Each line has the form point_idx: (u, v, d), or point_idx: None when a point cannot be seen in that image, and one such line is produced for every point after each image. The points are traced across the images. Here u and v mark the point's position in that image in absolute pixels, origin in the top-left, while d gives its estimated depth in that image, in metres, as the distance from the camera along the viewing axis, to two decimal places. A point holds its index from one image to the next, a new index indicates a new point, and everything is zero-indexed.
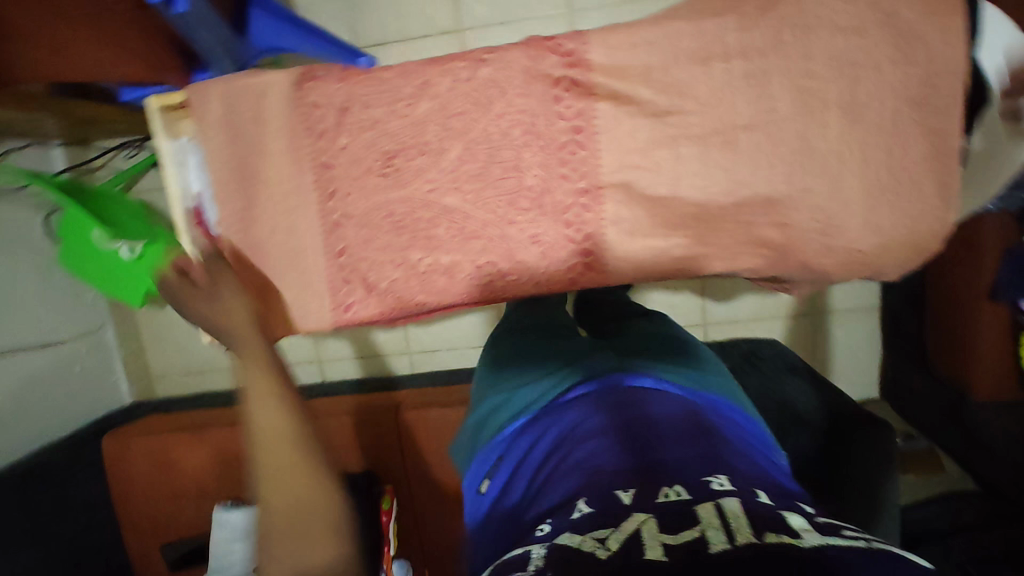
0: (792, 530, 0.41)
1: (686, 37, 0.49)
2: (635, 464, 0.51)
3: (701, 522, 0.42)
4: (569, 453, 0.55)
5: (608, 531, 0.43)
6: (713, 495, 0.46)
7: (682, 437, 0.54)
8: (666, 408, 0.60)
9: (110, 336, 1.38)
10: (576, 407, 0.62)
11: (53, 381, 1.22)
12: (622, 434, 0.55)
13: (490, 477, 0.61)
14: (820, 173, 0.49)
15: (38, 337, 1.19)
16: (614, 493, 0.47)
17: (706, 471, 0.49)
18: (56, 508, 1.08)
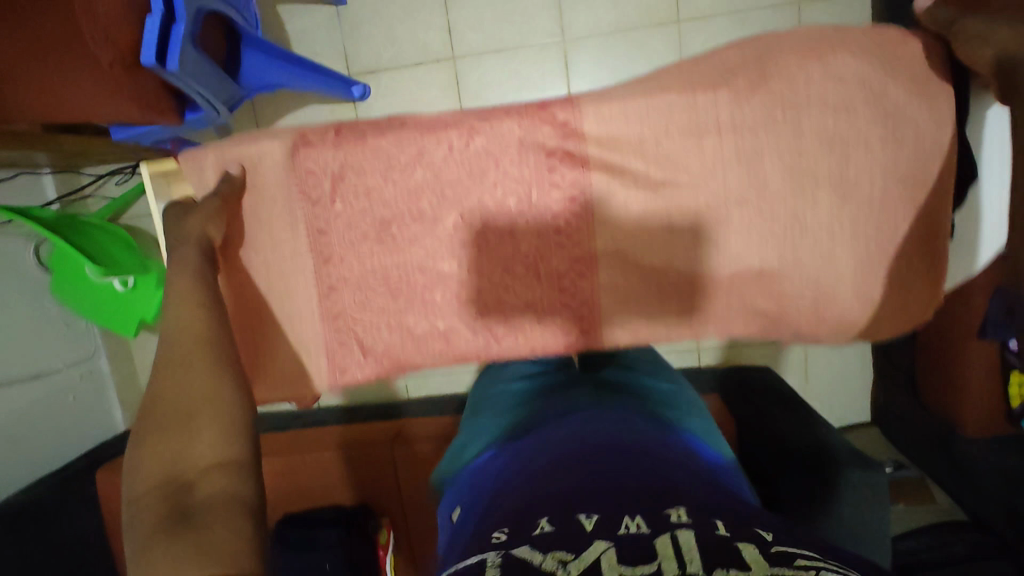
0: (743, 564, 0.40)
1: (679, 111, 0.49)
2: (600, 493, 0.52)
3: (658, 554, 0.42)
4: (539, 480, 0.57)
5: (568, 553, 0.43)
6: (670, 526, 0.46)
7: (649, 473, 0.56)
8: (638, 445, 0.62)
9: (103, 364, 1.37)
10: (555, 441, 0.65)
11: (43, 414, 1.21)
12: (591, 466, 0.57)
13: (466, 506, 0.63)
14: (811, 248, 0.50)
15: (28, 370, 1.18)
16: (577, 518, 0.48)
17: (667, 505, 0.50)
18: (50, 545, 1.08)
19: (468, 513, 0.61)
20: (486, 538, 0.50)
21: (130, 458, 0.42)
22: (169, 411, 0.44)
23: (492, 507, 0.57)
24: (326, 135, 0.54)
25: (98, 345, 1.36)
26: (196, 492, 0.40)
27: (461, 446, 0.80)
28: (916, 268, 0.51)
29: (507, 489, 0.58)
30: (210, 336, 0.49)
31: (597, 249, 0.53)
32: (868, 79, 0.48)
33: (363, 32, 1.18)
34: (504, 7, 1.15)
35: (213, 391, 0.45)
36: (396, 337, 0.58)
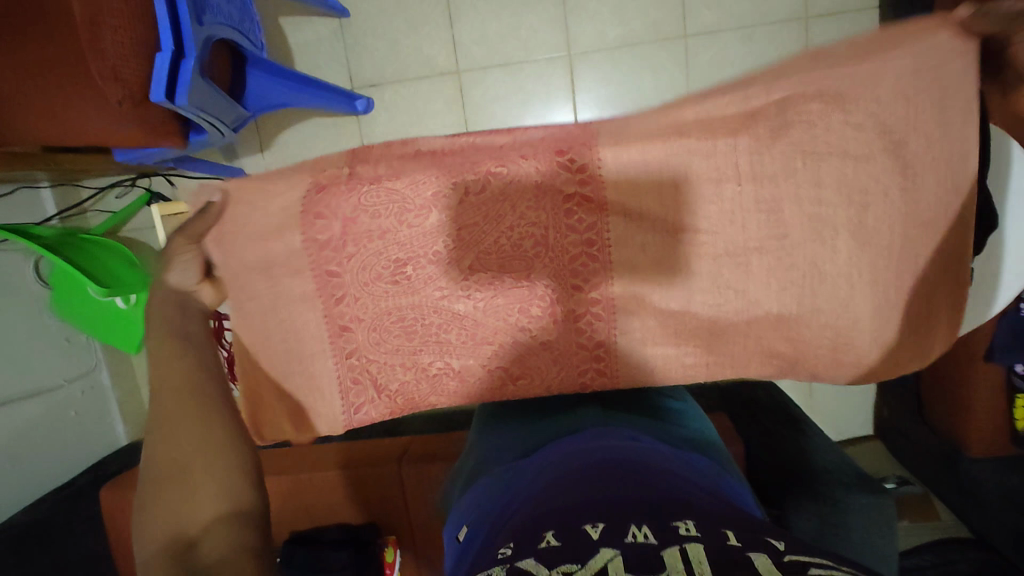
0: (755, 571, 0.35)
1: (698, 158, 0.51)
2: (609, 508, 0.48)
3: (666, 566, 0.37)
4: (546, 499, 0.53)
5: (572, 564, 0.38)
6: (681, 538, 0.41)
7: (660, 489, 0.52)
8: (648, 463, 0.58)
9: (104, 378, 1.36)
10: (564, 460, 0.62)
11: (44, 430, 1.20)
12: (600, 483, 0.54)
13: (472, 531, 0.59)
14: (829, 296, 0.52)
15: (29, 386, 1.18)
16: (582, 530, 0.44)
17: (676, 518, 0.46)
18: (56, 565, 1.07)
19: (475, 538, 0.57)
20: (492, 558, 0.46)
21: (133, 521, 0.38)
22: (162, 469, 0.39)
23: (498, 531, 0.53)
24: (345, 178, 0.56)
25: (97, 360, 1.35)
26: (201, 550, 0.35)
27: (468, 471, 0.77)
28: (933, 313, 0.52)
29: (514, 511, 0.55)
30: (203, 373, 0.44)
31: (614, 291, 0.55)
32: (877, 130, 0.49)
33: (367, 45, 1.17)
34: (509, 19, 1.14)
35: (204, 433, 0.41)
36: (412, 376, 0.60)
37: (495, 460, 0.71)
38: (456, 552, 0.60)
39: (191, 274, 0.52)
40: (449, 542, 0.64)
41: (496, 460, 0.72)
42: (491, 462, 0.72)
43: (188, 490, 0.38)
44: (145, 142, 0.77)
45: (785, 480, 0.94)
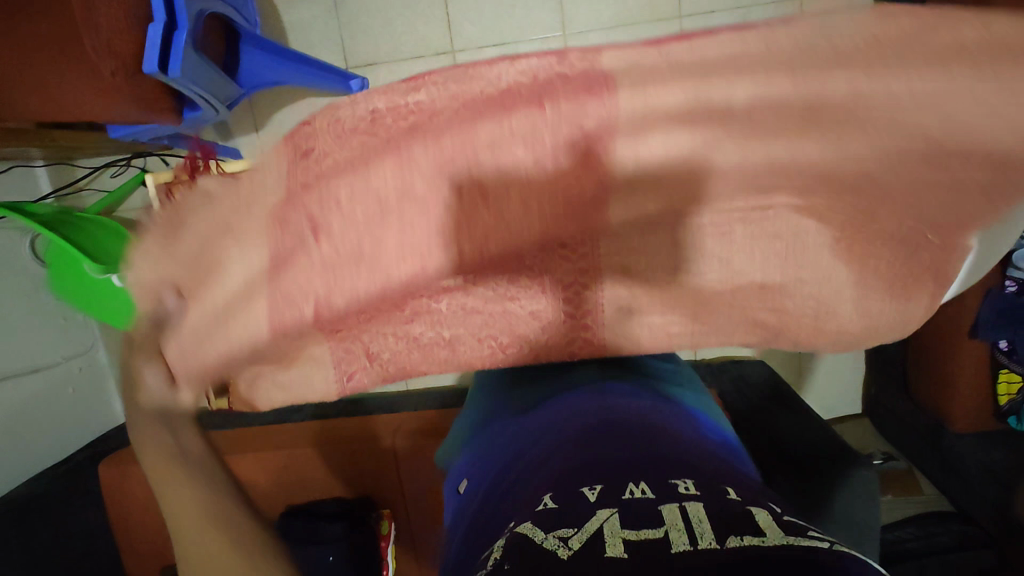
0: (756, 529, 0.38)
1: (699, 119, 0.46)
2: (607, 466, 0.51)
3: (665, 522, 0.40)
4: (544, 457, 0.56)
5: (568, 528, 0.41)
6: (677, 497, 0.44)
7: (656, 445, 0.54)
8: (644, 420, 0.60)
9: (102, 357, 1.37)
10: (561, 418, 0.64)
11: (42, 408, 1.22)
12: (598, 439, 0.56)
13: (473, 485, 0.62)
14: (813, 267, 0.53)
15: (26, 365, 1.19)
16: (580, 490, 0.47)
17: (672, 475, 0.48)
18: (57, 538, 1.09)
19: (475, 494, 0.60)
20: (497, 520, 0.49)
21: None
22: None
23: (498, 489, 0.56)
24: None
25: (94, 339, 1.36)
26: None
27: (467, 427, 0.79)
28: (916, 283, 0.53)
29: (513, 469, 0.58)
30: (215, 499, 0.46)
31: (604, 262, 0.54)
32: (890, 92, 0.46)
33: (361, 23, 1.16)
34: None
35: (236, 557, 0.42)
36: (403, 348, 0.61)
37: (494, 415, 0.74)
38: (457, 504, 0.64)
39: (159, 378, 0.55)
40: (449, 493, 0.68)
41: (494, 413, 0.75)
42: (489, 417, 0.75)
43: None
44: (137, 118, 0.77)
45: (772, 460, 0.95)
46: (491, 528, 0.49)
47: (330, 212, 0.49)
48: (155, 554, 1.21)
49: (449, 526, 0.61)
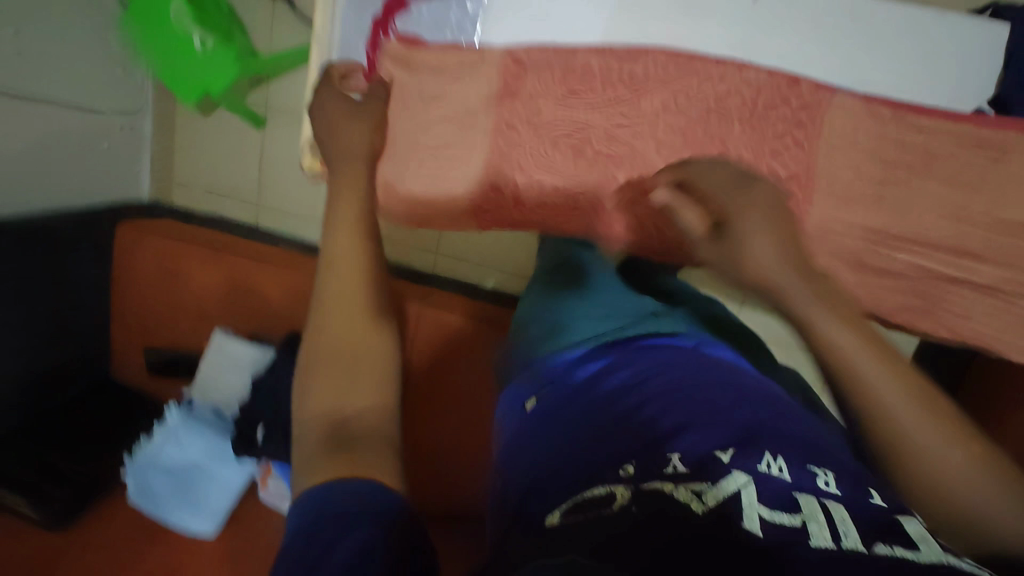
0: (908, 539, 0.34)
1: None
2: (731, 424, 0.47)
3: (804, 513, 0.36)
4: (653, 406, 0.50)
5: (702, 483, 0.40)
6: (819, 489, 0.40)
7: (778, 413, 0.49)
8: (752, 382, 0.55)
9: (145, 126, 1.30)
10: (658, 363, 0.57)
11: (73, 149, 1.15)
12: (712, 390, 0.52)
13: (552, 400, 0.57)
14: None
15: (73, 98, 1.11)
16: (713, 451, 0.43)
17: (812, 460, 0.43)
18: (56, 279, 1.04)
19: (555, 415, 0.54)
20: (608, 459, 0.45)
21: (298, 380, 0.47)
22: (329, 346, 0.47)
23: (593, 421, 0.51)
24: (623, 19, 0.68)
25: (147, 104, 1.28)
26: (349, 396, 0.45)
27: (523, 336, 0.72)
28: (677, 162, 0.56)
29: (611, 410, 0.52)
30: (362, 267, 0.52)
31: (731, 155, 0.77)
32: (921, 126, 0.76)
33: None
34: None
35: (355, 278, 0.51)
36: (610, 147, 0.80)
37: (562, 322, 0.68)
38: (515, 416, 0.60)
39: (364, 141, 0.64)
40: (507, 399, 0.64)
41: (566, 320, 0.68)
42: (556, 327, 0.68)
43: (325, 333, 0.48)
44: None
45: None
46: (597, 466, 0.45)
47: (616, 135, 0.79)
48: (141, 332, 1.17)
49: (508, 441, 0.57)
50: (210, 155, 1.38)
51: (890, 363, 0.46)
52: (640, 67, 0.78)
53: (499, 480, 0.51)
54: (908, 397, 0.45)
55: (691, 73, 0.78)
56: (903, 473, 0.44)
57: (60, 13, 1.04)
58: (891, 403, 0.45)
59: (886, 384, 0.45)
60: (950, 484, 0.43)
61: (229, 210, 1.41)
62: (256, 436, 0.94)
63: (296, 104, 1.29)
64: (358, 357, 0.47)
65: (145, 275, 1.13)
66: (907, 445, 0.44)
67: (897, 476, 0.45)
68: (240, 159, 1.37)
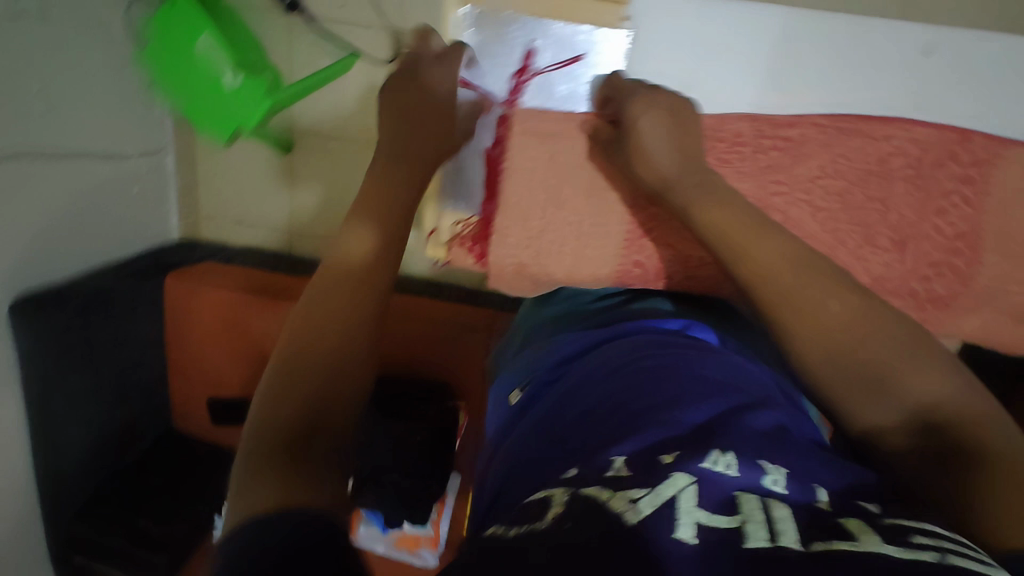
0: (845, 532, 0.30)
1: None
2: (683, 421, 0.39)
3: (741, 512, 0.32)
4: (620, 391, 0.44)
5: (638, 490, 0.34)
6: (761, 490, 0.34)
7: (754, 402, 0.42)
8: (754, 371, 0.48)
9: (169, 163, 1.24)
10: (637, 345, 0.52)
11: (109, 198, 1.10)
12: (677, 376, 0.44)
13: (530, 395, 0.55)
14: None
15: (101, 146, 1.06)
16: (657, 454, 0.37)
17: (768, 454, 0.37)
18: (112, 340, 1.02)
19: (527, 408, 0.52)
20: (556, 458, 0.40)
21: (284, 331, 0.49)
22: (315, 311, 0.49)
23: (544, 420, 0.46)
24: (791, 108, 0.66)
25: (168, 140, 1.22)
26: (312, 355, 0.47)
27: (522, 335, 0.71)
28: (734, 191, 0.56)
29: (577, 397, 0.47)
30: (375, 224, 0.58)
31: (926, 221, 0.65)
32: None
33: None
34: None
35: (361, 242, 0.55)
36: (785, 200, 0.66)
37: (553, 320, 0.68)
38: (503, 413, 0.58)
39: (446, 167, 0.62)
40: (496, 396, 0.63)
41: (553, 315, 0.70)
42: (547, 323, 0.69)
43: (319, 297, 0.51)
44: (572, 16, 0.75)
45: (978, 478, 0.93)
46: (538, 473, 0.40)
47: (796, 210, 0.65)
48: (206, 383, 1.15)
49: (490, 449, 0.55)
50: (233, 185, 1.29)
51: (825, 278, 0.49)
52: (798, 128, 0.66)
53: (482, 485, 0.50)
54: (843, 305, 0.48)
55: (853, 135, 0.65)
56: (838, 369, 0.47)
57: (77, 57, 0.97)
58: (819, 311, 0.48)
59: (813, 288, 0.48)
60: (891, 375, 0.45)
61: (256, 239, 1.34)
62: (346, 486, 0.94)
63: (363, 135, 1.21)
64: (329, 316, 0.49)
65: (206, 326, 1.11)
66: (850, 346, 0.47)
67: (832, 376, 0.47)
68: (269, 193, 1.29)
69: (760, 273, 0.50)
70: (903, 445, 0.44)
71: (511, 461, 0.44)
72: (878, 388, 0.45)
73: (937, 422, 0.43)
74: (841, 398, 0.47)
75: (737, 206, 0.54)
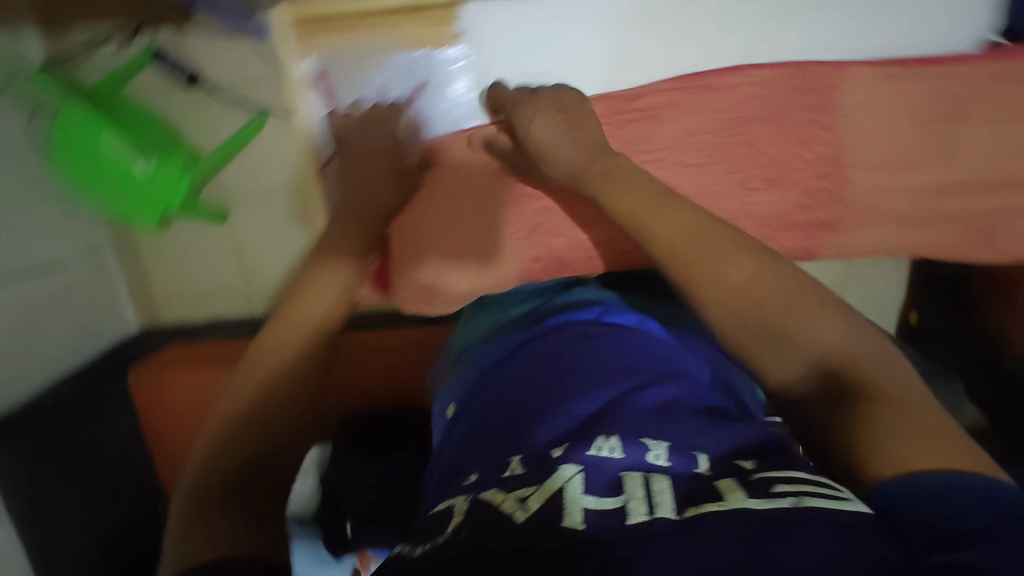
0: (716, 493, 0.43)
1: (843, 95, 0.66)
2: (572, 415, 0.53)
3: (625, 493, 0.44)
4: (526, 398, 0.57)
5: (529, 488, 0.46)
6: (646, 466, 0.47)
7: (633, 390, 0.56)
8: (639, 357, 0.61)
9: (110, 261, 1.25)
10: (548, 349, 0.64)
11: (54, 308, 1.11)
12: (574, 375, 0.58)
13: (459, 406, 0.65)
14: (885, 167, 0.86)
15: (37, 262, 1.08)
16: (547, 450, 0.50)
17: (646, 434, 0.50)
18: (88, 448, 1.02)
19: (454, 420, 0.63)
20: (467, 466, 0.53)
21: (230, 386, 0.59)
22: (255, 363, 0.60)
23: (465, 431, 0.58)
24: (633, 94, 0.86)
25: (104, 240, 1.23)
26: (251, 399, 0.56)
27: (459, 348, 0.80)
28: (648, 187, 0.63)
29: (492, 406, 0.59)
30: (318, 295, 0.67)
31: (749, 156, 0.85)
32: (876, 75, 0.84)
33: None
34: None
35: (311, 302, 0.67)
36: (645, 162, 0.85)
37: (485, 325, 0.78)
38: (443, 423, 0.67)
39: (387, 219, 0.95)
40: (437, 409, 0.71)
41: (489, 322, 0.79)
42: (481, 329, 0.78)
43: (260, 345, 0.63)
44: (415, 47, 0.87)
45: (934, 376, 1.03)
46: (469, 466, 0.53)
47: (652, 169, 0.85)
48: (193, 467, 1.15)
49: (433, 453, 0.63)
50: (187, 268, 1.29)
51: (735, 251, 0.57)
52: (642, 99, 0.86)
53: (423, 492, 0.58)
54: (745, 272, 0.56)
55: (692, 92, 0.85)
56: (748, 327, 0.55)
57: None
58: (746, 290, 0.55)
59: (724, 261, 0.56)
60: (793, 330, 0.53)
61: (216, 308, 1.32)
62: (346, 532, 0.94)
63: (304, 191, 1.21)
64: (268, 366, 0.60)
65: (184, 408, 1.13)
66: (759, 304, 0.55)
67: (740, 334, 0.55)
68: (220, 264, 1.29)
69: (670, 249, 0.58)
70: (809, 391, 0.52)
71: (446, 471, 0.56)
72: (781, 338, 0.53)
73: (839, 369, 0.51)
74: (749, 347, 0.55)
75: (671, 200, 0.62)
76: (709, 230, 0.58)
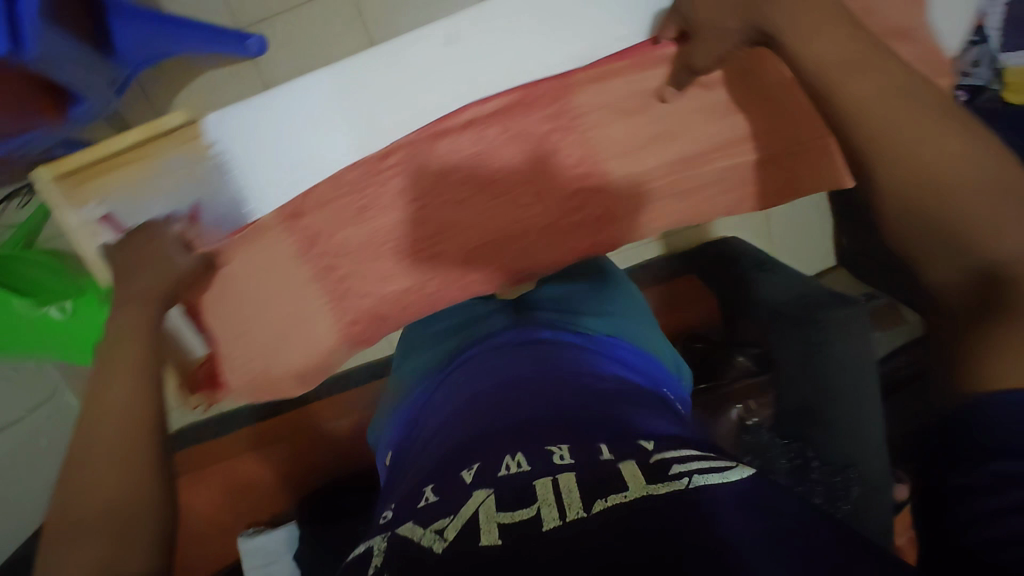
0: (620, 481, 0.43)
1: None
2: (488, 437, 0.52)
3: (537, 500, 0.42)
4: (453, 428, 0.57)
5: (445, 518, 0.43)
6: (551, 470, 0.45)
7: (546, 401, 0.55)
8: (553, 371, 0.61)
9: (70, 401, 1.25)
10: (472, 380, 0.64)
11: None
12: (499, 396, 0.58)
13: (398, 452, 0.66)
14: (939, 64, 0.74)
15: None
16: (458, 473, 0.48)
17: (549, 441, 0.49)
18: None
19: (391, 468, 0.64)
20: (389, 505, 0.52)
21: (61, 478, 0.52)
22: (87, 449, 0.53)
23: (401, 474, 0.58)
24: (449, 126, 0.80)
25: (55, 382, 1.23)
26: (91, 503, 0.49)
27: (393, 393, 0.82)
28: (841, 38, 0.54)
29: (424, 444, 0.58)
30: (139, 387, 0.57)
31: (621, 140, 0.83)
32: None
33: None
34: None
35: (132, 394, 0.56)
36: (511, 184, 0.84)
37: (411, 368, 0.80)
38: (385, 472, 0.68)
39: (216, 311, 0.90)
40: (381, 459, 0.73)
41: (422, 360, 0.79)
42: (410, 372, 0.80)
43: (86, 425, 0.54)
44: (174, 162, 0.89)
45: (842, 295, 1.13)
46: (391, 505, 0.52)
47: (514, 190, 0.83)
48: None
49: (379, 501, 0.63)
50: None
51: (936, 125, 0.48)
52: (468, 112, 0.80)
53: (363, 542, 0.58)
54: (949, 147, 0.47)
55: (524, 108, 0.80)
56: (923, 219, 0.47)
57: None
58: (946, 167, 0.47)
59: (913, 132, 0.48)
60: (978, 229, 0.44)
61: None
62: None
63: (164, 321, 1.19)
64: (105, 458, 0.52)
65: None
66: (936, 180, 0.47)
67: (912, 232, 0.48)
68: None
69: (854, 105, 0.51)
70: (963, 297, 0.44)
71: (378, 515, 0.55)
72: (955, 233, 0.45)
73: (1007, 278, 0.42)
74: (927, 242, 0.47)
75: (853, 38, 0.54)
76: (903, 85, 0.50)
